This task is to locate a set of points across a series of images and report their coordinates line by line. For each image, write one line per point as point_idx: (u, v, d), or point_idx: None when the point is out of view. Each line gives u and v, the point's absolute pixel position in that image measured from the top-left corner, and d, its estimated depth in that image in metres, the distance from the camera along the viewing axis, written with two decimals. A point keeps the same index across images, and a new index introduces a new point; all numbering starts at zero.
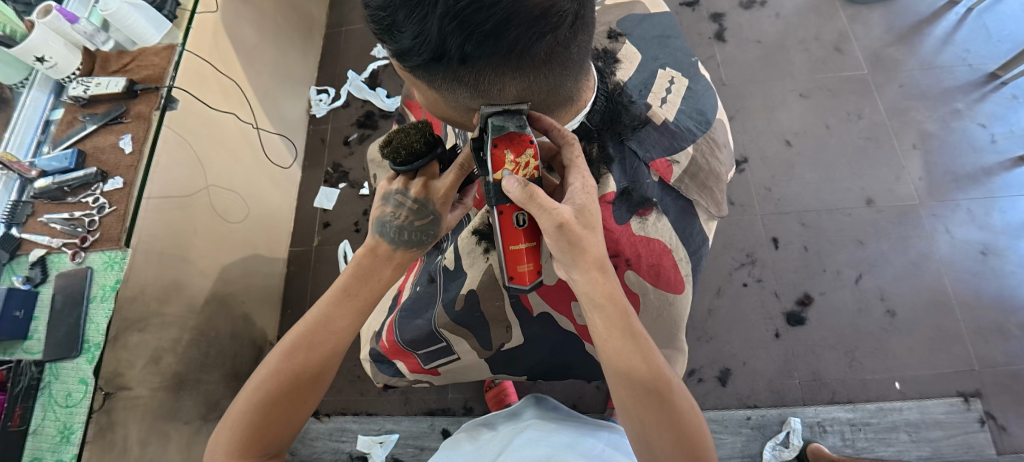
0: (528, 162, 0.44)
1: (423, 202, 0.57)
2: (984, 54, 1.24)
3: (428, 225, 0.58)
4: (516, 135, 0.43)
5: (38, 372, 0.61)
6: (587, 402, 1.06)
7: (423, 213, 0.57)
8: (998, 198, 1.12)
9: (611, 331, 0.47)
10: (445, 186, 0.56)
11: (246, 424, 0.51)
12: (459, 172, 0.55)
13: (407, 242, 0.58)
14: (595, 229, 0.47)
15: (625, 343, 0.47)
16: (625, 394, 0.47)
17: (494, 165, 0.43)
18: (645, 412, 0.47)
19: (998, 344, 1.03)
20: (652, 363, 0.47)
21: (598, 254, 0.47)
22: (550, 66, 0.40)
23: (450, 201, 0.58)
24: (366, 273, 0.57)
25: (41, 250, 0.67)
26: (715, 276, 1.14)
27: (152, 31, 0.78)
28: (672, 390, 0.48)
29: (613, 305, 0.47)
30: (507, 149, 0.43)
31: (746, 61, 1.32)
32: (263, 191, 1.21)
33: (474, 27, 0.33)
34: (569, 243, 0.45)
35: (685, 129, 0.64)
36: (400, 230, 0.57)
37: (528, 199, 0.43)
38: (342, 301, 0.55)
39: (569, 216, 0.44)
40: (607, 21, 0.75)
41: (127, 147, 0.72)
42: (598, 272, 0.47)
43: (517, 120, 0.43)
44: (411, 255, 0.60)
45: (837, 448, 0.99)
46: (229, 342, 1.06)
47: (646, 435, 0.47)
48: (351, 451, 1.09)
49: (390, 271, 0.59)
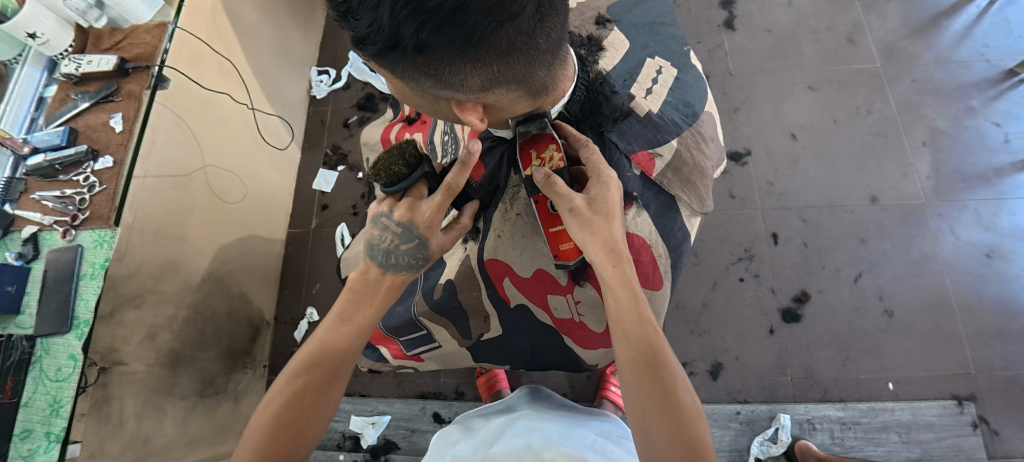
0: (552, 156, 0.53)
1: (407, 226, 0.57)
2: (1003, 50, 1.19)
3: (415, 248, 0.58)
4: (539, 136, 0.53)
5: (29, 347, 0.63)
6: (577, 391, 1.07)
7: (409, 238, 0.57)
8: (1007, 199, 1.09)
9: (620, 315, 0.49)
10: (428, 209, 0.56)
11: (250, 450, 0.50)
12: (445, 194, 0.53)
13: (395, 266, 0.58)
14: (609, 216, 0.50)
15: (635, 327, 0.48)
16: (630, 380, 0.48)
17: (524, 164, 0.54)
18: (649, 403, 0.47)
19: (997, 348, 1.01)
20: (660, 353, 0.48)
21: (609, 240, 0.50)
22: (515, 55, 0.39)
23: (434, 225, 0.57)
24: (361, 296, 0.58)
25: (34, 226, 0.68)
26: (712, 270, 1.13)
27: (145, 8, 0.78)
28: (677, 381, 0.48)
29: (624, 289, 0.49)
30: (532, 149, 0.54)
31: (755, 50, 1.29)
32: (263, 174, 1.22)
33: (427, 15, 0.33)
34: (581, 224, 0.50)
35: (670, 122, 0.62)
36: (388, 253, 0.58)
37: (548, 187, 0.51)
38: (338, 325, 0.55)
39: (579, 201, 0.50)
40: (599, 6, 0.73)
41: (118, 126, 0.72)
42: (609, 255, 0.50)
43: (540, 123, 0.52)
44: (401, 279, 0.59)
45: (826, 446, 0.98)
46: (225, 320, 1.08)
47: (647, 426, 0.48)
48: (344, 430, 1.11)
49: (385, 293, 0.59)
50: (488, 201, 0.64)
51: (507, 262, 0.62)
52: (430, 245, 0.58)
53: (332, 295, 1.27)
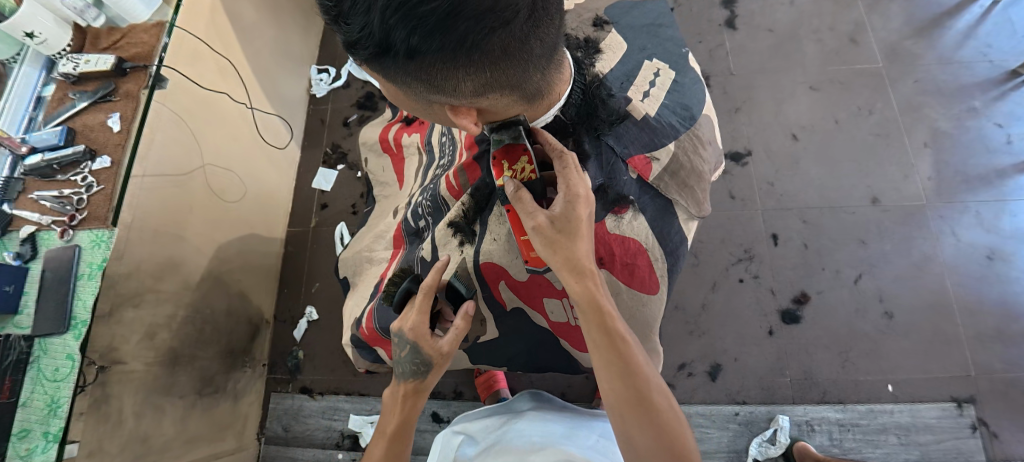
0: (523, 167, 0.52)
1: (399, 334, 0.63)
2: (1006, 50, 1.18)
3: (411, 355, 0.63)
4: (511, 146, 0.52)
5: (27, 347, 0.63)
6: (575, 391, 1.07)
7: (404, 345, 0.63)
8: (1009, 201, 1.08)
9: (590, 332, 0.51)
10: (413, 316, 0.61)
11: None
12: (426, 294, 0.59)
13: (403, 372, 0.65)
14: (574, 234, 0.49)
15: (603, 343, 0.50)
16: (608, 389, 0.52)
17: (496, 174, 0.53)
18: (627, 409, 0.51)
19: (998, 350, 1.01)
20: (631, 362, 0.50)
21: (572, 258, 0.49)
22: (508, 60, 0.39)
23: (422, 330, 0.61)
24: (392, 405, 0.67)
25: (31, 227, 0.68)
26: (712, 270, 1.13)
27: (142, 7, 0.77)
28: (650, 384, 0.51)
29: (591, 306, 0.49)
30: (505, 160, 0.53)
31: (757, 49, 1.28)
32: (263, 173, 1.22)
33: (418, 21, 0.33)
34: (545, 243, 0.49)
35: (667, 125, 0.61)
36: (398, 364, 0.66)
37: (516, 201, 0.51)
38: (379, 436, 0.65)
39: (543, 220, 0.49)
40: (597, 8, 0.73)
41: (116, 126, 0.72)
42: (571, 274, 0.49)
43: (513, 132, 0.52)
44: (413, 384, 0.65)
45: (825, 447, 0.99)
46: (225, 318, 1.08)
47: (630, 432, 0.52)
48: (343, 429, 1.14)
49: (406, 400, 0.66)
50: (484, 204, 0.63)
51: (500, 265, 0.60)
52: (422, 348, 0.62)
53: (331, 295, 1.27)
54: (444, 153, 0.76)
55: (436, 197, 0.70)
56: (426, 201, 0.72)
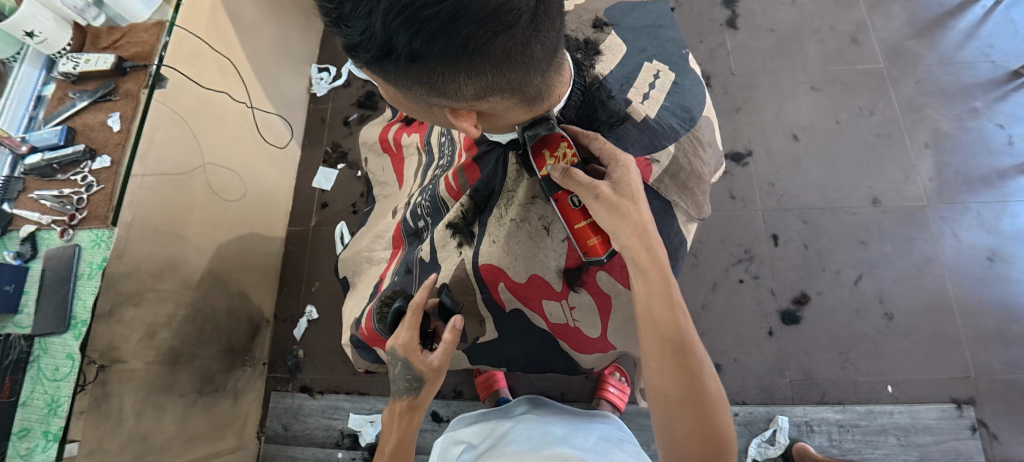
0: (565, 153, 0.53)
1: (393, 352, 0.65)
2: (1008, 50, 1.18)
3: (403, 371, 0.64)
4: (548, 137, 0.53)
5: (27, 346, 0.63)
6: (575, 392, 1.07)
7: (397, 361, 0.64)
8: (1010, 202, 1.08)
9: (652, 299, 0.51)
10: (403, 335, 0.62)
11: None
12: (414, 312, 0.61)
13: (400, 390, 0.66)
14: (634, 197, 0.51)
15: (664, 313, 0.51)
16: (655, 364, 0.51)
17: (539, 166, 0.53)
18: (672, 388, 0.50)
19: (997, 352, 1.01)
20: (686, 340, 0.51)
21: (639, 223, 0.51)
22: (509, 64, 0.39)
23: (414, 346, 0.63)
24: (392, 424, 0.68)
25: (31, 226, 0.68)
26: (711, 271, 1.12)
27: (142, 6, 0.76)
28: (701, 369, 0.51)
29: (658, 273, 0.51)
30: (545, 150, 0.53)
31: (757, 49, 1.28)
32: (263, 172, 1.22)
33: (420, 25, 0.33)
34: (610, 209, 0.50)
35: (667, 127, 0.61)
36: (394, 382, 0.67)
37: (568, 180, 0.51)
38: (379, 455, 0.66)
39: (605, 187, 0.50)
40: (597, 9, 0.72)
41: (115, 125, 0.71)
42: (639, 237, 0.51)
43: (546, 125, 0.53)
44: (409, 401, 0.66)
45: (823, 448, 0.99)
46: (225, 317, 1.08)
47: (670, 415, 0.51)
48: (342, 429, 1.15)
49: (404, 416, 0.66)
50: (483, 205, 0.64)
51: (499, 266, 0.59)
52: (414, 364, 0.63)
53: (331, 294, 1.27)
54: (444, 154, 0.77)
55: (435, 198, 0.71)
56: (426, 202, 0.72)
